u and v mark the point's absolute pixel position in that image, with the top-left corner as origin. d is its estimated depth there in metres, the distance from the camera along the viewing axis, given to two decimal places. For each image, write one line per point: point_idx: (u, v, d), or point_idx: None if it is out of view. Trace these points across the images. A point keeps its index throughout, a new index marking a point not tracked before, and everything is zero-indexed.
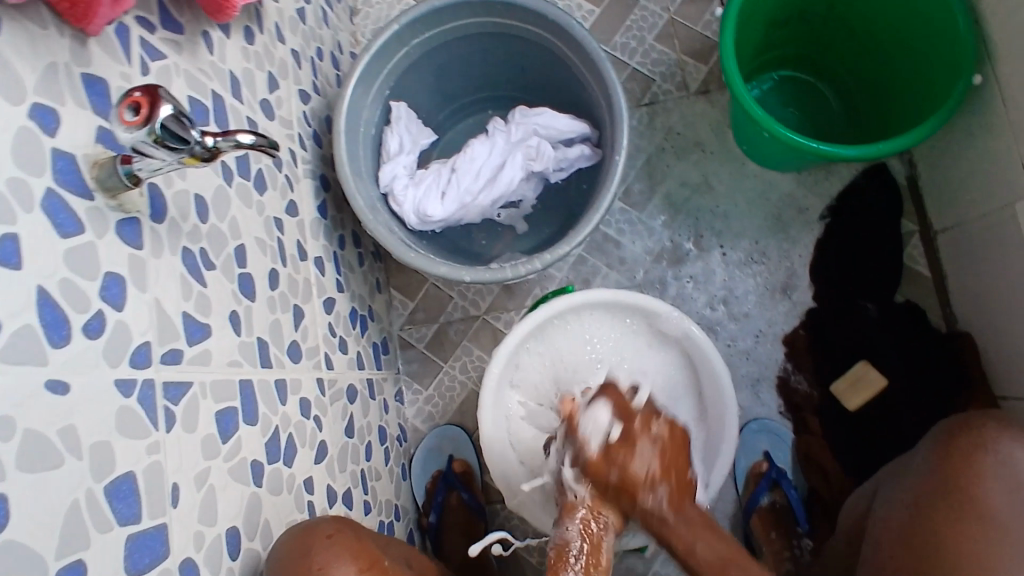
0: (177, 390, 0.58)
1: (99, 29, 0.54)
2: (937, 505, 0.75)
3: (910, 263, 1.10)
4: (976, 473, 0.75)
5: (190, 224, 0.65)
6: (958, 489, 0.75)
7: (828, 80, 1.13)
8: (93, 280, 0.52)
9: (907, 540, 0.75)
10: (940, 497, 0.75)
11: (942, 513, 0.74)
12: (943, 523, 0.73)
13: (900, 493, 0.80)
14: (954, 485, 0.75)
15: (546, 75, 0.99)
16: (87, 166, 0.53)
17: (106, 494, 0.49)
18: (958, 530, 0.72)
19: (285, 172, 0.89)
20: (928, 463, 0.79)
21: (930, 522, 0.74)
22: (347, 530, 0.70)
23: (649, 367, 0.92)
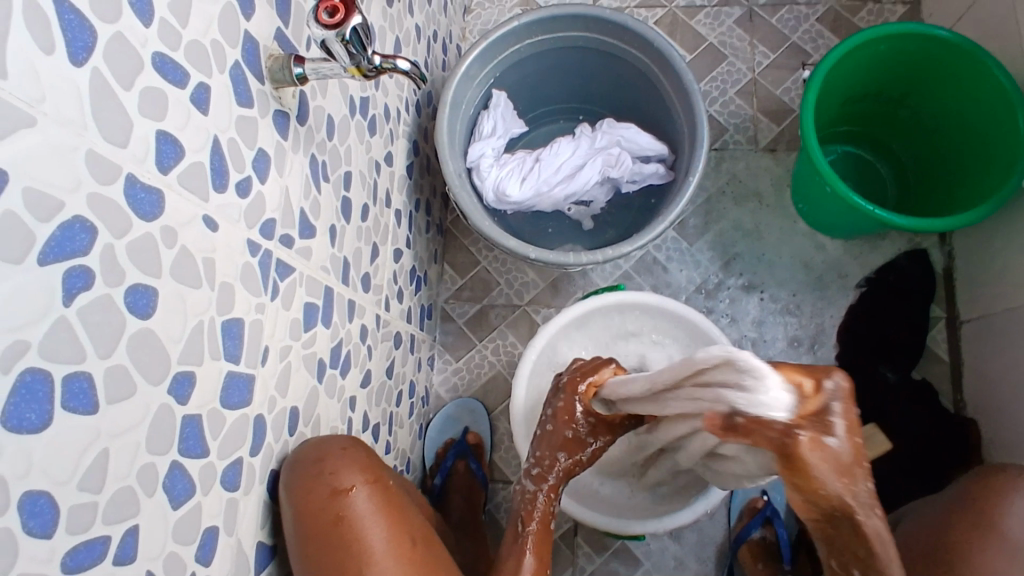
0: (284, 269, 0.65)
1: None
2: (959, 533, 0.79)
3: (932, 344, 1.16)
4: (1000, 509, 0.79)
5: (320, 136, 0.73)
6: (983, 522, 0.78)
7: (888, 161, 1.21)
8: (250, 150, 0.59)
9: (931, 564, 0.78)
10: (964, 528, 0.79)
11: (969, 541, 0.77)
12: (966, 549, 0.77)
13: (923, 525, 0.83)
14: (979, 520, 0.79)
15: (638, 96, 1.08)
16: (265, 56, 0.61)
17: (222, 330, 0.55)
18: (983, 557, 0.76)
19: (391, 126, 0.97)
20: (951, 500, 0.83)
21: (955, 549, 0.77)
22: (359, 447, 0.73)
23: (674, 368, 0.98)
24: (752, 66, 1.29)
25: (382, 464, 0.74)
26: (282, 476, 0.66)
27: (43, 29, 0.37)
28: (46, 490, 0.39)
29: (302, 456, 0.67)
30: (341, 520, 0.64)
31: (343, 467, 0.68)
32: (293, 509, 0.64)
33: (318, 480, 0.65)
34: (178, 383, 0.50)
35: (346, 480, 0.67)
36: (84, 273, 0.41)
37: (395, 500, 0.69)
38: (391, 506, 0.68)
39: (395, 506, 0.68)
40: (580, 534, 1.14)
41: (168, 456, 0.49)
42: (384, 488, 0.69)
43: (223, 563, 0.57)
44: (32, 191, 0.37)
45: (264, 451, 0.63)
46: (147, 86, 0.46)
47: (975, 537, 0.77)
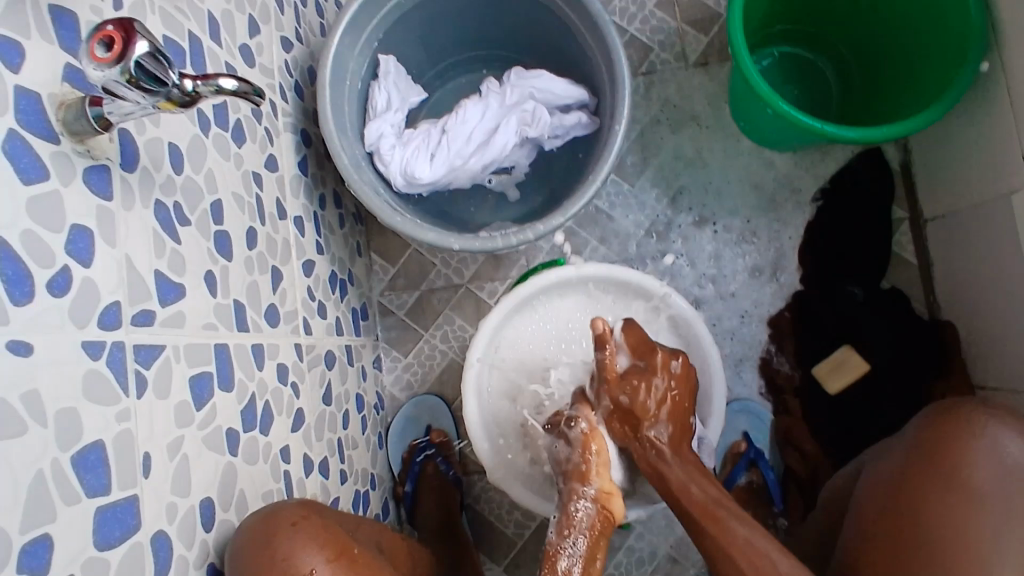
0: (149, 353, 0.54)
1: None
2: (920, 491, 0.71)
3: (897, 249, 1.10)
4: (964, 459, 0.71)
5: (164, 174, 0.60)
6: (945, 474, 0.71)
7: (828, 58, 1.10)
8: (58, 233, 0.47)
9: (893, 527, 0.71)
10: (926, 483, 0.71)
11: (929, 498, 0.70)
12: (930, 508, 0.70)
13: (883, 473, 0.76)
14: (941, 472, 0.71)
15: (544, 35, 0.95)
16: (52, 106, 0.47)
17: (73, 465, 0.45)
18: (951, 518, 0.68)
19: (266, 125, 0.83)
20: (912, 445, 0.76)
21: (920, 507, 0.70)
22: (314, 515, 0.65)
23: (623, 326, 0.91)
24: None
25: (342, 528, 0.67)
26: (228, 565, 0.59)
27: None
28: None
29: (246, 540, 0.60)
30: None
31: (297, 548, 0.60)
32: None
33: (271, 571, 0.58)
34: (30, 553, 0.41)
35: (305, 562, 0.59)
36: None
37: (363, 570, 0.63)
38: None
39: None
40: None
41: None
42: (350, 562, 0.62)
43: None
44: None
45: (173, 567, 0.55)
46: None
47: (944, 497, 0.70)
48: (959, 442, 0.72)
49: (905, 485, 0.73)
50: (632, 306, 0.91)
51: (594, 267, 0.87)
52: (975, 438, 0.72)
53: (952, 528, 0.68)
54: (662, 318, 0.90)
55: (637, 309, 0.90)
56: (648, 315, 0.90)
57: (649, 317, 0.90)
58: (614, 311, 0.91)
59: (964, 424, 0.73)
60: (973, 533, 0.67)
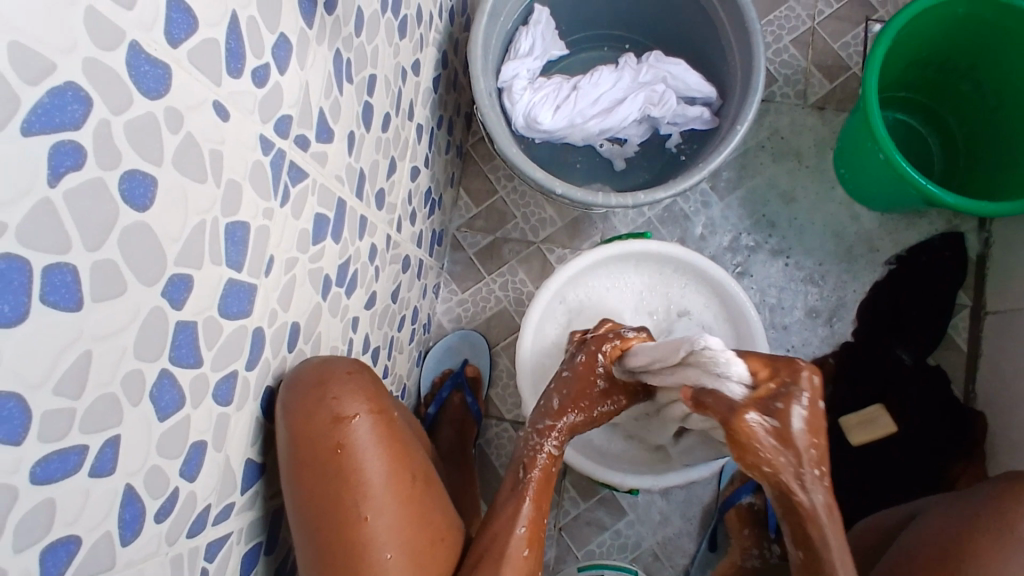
0: (298, 174, 0.60)
1: None
2: (978, 530, 0.75)
3: (952, 332, 1.13)
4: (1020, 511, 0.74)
5: (348, 30, 0.66)
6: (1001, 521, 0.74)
7: (939, 136, 1.14)
8: (271, 34, 0.52)
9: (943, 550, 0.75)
10: (983, 524, 0.75)
11: (984, 536, 0.74)
12: (982, 544, 0.73)
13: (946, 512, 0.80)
14: (1002, 518, 0.74)
15: (690, 31, 1.00)
16: None
17: (225, 232, 0.50)
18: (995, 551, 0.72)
19: (422, 31, 0.89)
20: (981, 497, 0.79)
21: (972, 541, 0.74)
22: (364, 371, 0.69)
23: (689, 314, 0.95)
24: (812, 14, 1.19)
25: (386, 391, 0.70)
26: (283, 389, 0.62)
27: None
28: (17, 394, 0.34)
29: (303, 372, 0.63)
30: (342, 449, 0.61)
31: (346, 393, 0.64)
32: (288, 432, 0.60)
33: (319, 402, 0.61)
34: (174, 286, 0.45)
35: (350, 408, 0.63)
36: (74, 150, 0.35)
37: (397, 434, 0.66)
38: (394, 438, 0.65)
39: (396, 441, 0.65)
40: (568, 479, 1.13)
41: (157, 365, 0.45)
42: (387, 421, 0.65)
43: (210, 480, 0.54)
44: (19, 48, 0.31)
45: (260, 366, 0.59)
46: None
47: (992, 533, 0.74)
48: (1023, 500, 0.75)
49: (967, 520, 0.76)
50: (702, 298, 0.94)
51: (675, 250, 0.92)
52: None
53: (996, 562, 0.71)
54: (727, 317, 0.94)
55: (706, 302, 0.94)
56: (715, 310, 0.94)
57: (716, 313, 0.94)
58: (685, 298, 0.95)
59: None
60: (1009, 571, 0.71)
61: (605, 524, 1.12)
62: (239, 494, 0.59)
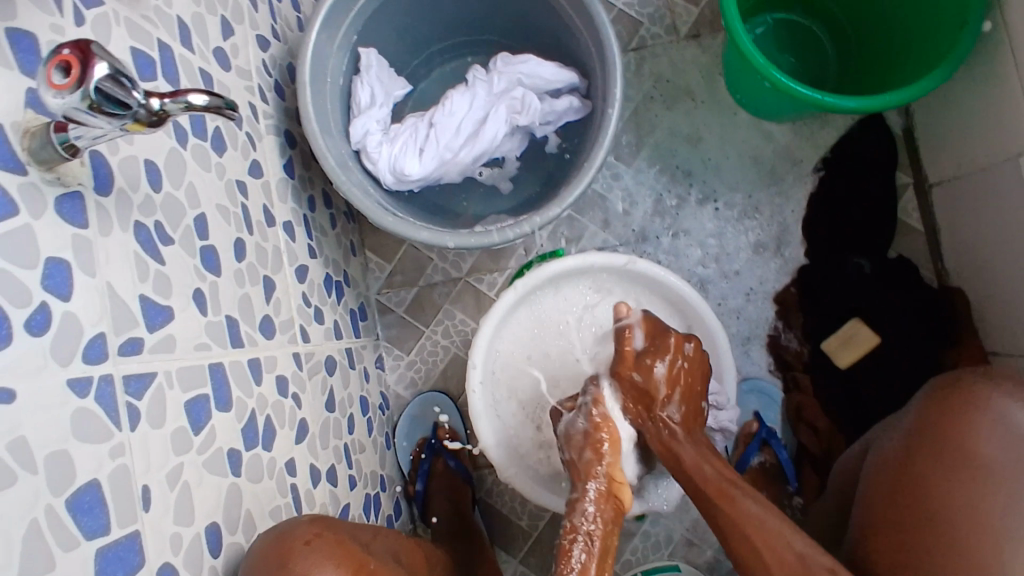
0: (139, 382, 0.53)
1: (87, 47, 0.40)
2: (923, 469, 0.70)
3: (903, 216, 1.07)
4: (967, 434, 0.69)
5: (142, 194, 0.58)
6: (949, 451, 0.69)
7: (822, 23, 1.06)
8: (34, 269, 0.45)
9: (896, 504, 0.70)
10: (930, 460, 0.70)
11: (934, 472, 0.69)
12: (937, 488, 0.68)
13: (890, 450, 0.75)
14: (946, 445, 0.69)
15: (530, 18, 0.91)
16: (17, 135, 0.45)
17: (67, 508, 0.44)
18: (951, 488, 0.67)
19: (247, 130, 0.81)
20: (915, 422, 0.73)
21: (923, 484, 0.69)
22: (327, 533, 0.64)
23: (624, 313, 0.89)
24: None
25: (355, 543, 0.65)
26: None
27: None
28: None
29: (263, 563, 0.58)
30: None
31: (315, 566, 0.59)
32: None
33: None
34: None
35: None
36: None
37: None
38: None
39: None
40: None
41: None
42: None
43: None
44: None
45: None
46: None
47: (943, 468, 0.69)
48: (964, 419, 0.69)
49: (907, 455, 0.72)
50: (632, 291, 0.89)
51: (586, 260, 0.84)
52: (980, 413, 0.69)
53: (961, 502, 0.66)
54: (663, 300, 0.88)
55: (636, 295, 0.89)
56: (648, 299, 0.89)
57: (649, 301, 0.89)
58: (615, 298, 0.89)
59: (964, 395, 0.71)
60: (979, 507, 0.65)
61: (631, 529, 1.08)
62: None
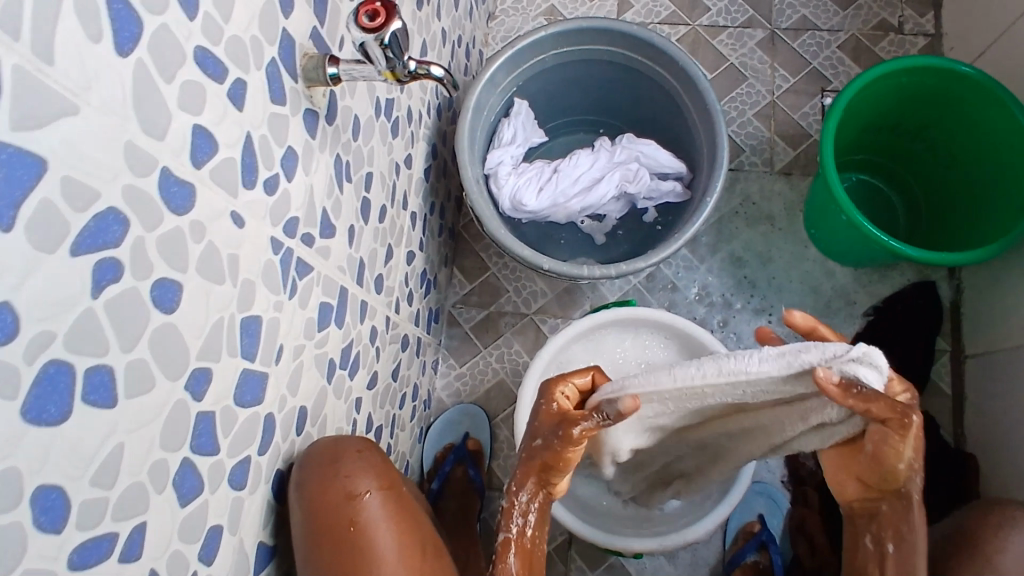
0: (304, 268, 0.65)
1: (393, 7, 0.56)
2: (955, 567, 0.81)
3: (936, 378, 1.16)
4: (995, 545, 0.81)
5: (346, 135, 0.73)
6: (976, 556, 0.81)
7: (900, 193, 1.21)
8: (280, 148, 0.59)
9: None
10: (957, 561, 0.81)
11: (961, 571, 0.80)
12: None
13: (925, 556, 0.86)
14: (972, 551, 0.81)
15: (659, 113, 1.08)
16: (301, 55, 0.60)
17: (241, 327, 0.55)
18: None
19: (412, 128, 0.97)
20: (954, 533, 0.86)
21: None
22: (373, 450, 0.72)
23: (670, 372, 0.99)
24: (771, 90, 1.29)
25: (393, 470, 0.73)
26: (302, 476, 0.65)
27: (90, 17, 0.37)
28: (59, 484, 0.38)
29: (317, 457, 0.67)
30: (355, 525, 0.63)
31: (356, 472, 0.67)
32: (305, 515, 0.63)
33: (334, 484, 0.64)
34: (196, 379, 0.50)
35: (361, 485, 0.66)
36: (114, 266, 0.40)
37: (407, 508, 0.68)
38: (404, 515, 0.67)
39: (406, 514, 0.67)
40: (574, 548, 1.14)
41: (179, 454, 0.49)
42: (398, 496, 0.68)
43: (226, 560, 0.56)
44: (71, 182, 0.37)
45: (271, 450, 0.63)
46: (186, 80, 0.46)
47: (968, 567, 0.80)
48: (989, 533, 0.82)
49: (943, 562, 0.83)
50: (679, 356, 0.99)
51: (652, 314, 0.97)
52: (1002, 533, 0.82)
53: None
54: None
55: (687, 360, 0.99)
56: None
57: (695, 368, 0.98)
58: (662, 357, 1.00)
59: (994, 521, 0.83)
60: None
61: None
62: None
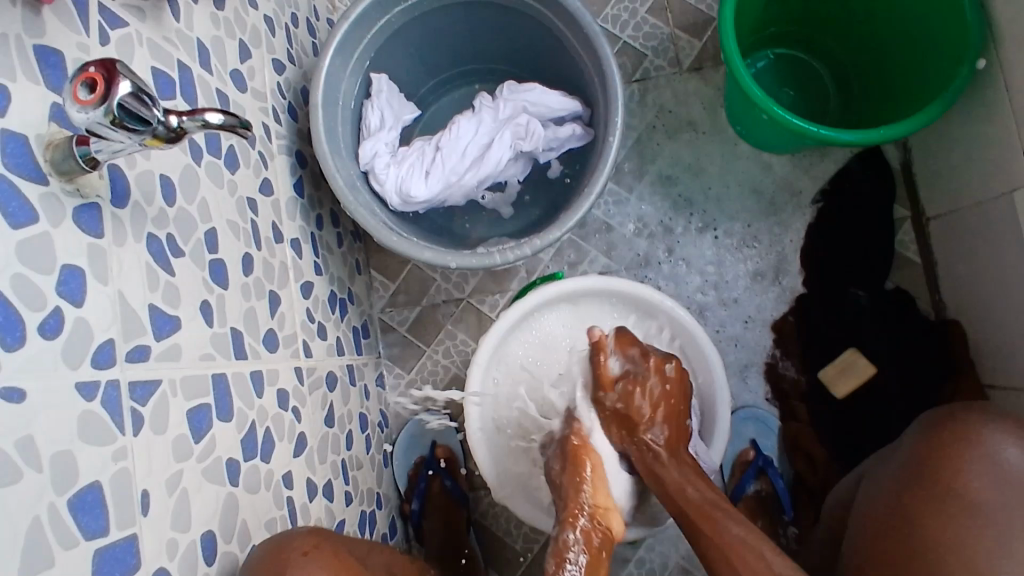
0: (145, 389, 0.54)
1: (113, 67, 0.42)
2: (918, 503, 0.71)
3: (901, 249, 1.08)
4: (957, 468, 0.71)
5: (156, 207, 0.60)
6: (940, 483, 0.71)
7: (822, 59, 1.09)
8: (50, 274, 0.47)
9: (888, 536, 0.71)
10: (920, 494, 0.72)
11: (925, 507, 0.71)
12: (928, 516, 0.70)
13: (881, 487, 0.76)
14: (937, 480, 0.71)
15: (536, 48, 0.94)
16: (41, 148, 0.47)
17: (69, 508, 0.45)
18: (942, 519, 0.69)
19: (259, 149, 0.83)
20: (911, 454, 0.76)
21: (916, 521, 0.70)
22: (324, 544, 0.65)
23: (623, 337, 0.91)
24: None
25: (352, 557, 0.66)
26: None
27: None
28: None
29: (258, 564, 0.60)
30: None
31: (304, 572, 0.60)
32: None
33: None
34: None
35: None
36: None
37: None
38: None
39: None
40: None
41: None
42: None
43: None
44: None
45: None
46: None
47: (932, 500, 0.71)
48: (954, 452, 0.72)
49: (902, 496, 0.73)
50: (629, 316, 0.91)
51: (592, 281, 0.87)
52: (974, 447, 0.72)
53: (948, 536, 0.68)
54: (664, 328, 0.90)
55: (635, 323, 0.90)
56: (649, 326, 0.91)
57: (645, 327, 0.90)
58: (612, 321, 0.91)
59: (961, 433, 0.73)
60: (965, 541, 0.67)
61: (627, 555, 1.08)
62: None
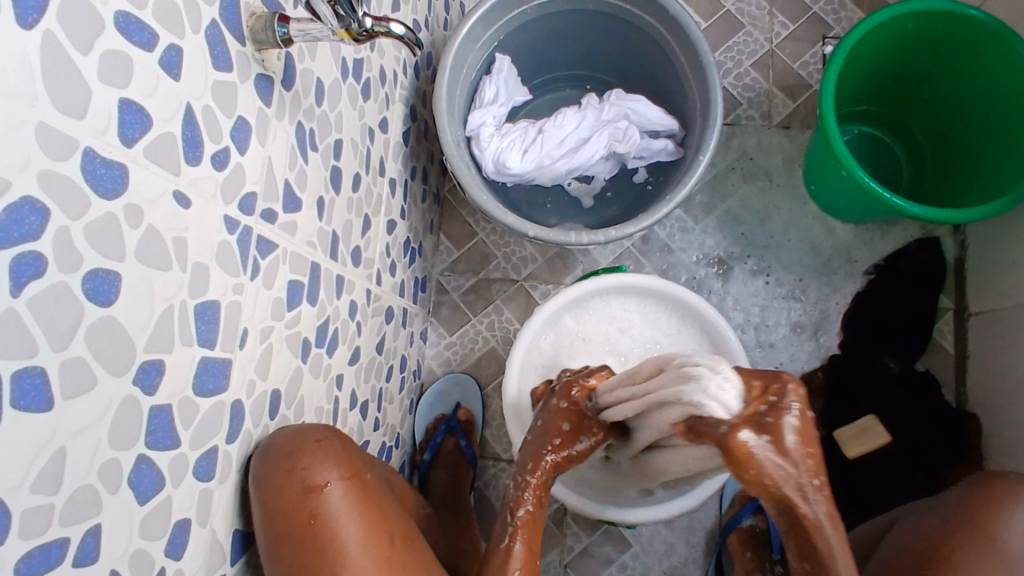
0: (266, 247, 0.62)
1: None
2: (955, 539, 0.76)
3: (938, 336, 1.13)
4: (997, 516, 0.76)
5: (309, 102, 0.68)
6: (977, 526, 0.76)
7: (903, 145, 1.16)
8: (228, 119, 0.54)
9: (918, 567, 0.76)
10: (960, 534, 0.76)
11: (960, 545, 0.76)
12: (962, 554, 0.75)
13: (918, 524, 0.81)
14: (973, 524, 0.76)
15: (649, 66, 1.03)
16: (246, 15, 0.55)
17: (194, 313, 0.52)
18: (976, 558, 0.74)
19: (387, 90, 0.92)
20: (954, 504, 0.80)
21: (948, 559, 0.75)
22: (337, 437, 0.67)
23: (665, 342, 0.97)
24: (770, 37, 1.22)
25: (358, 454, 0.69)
26: (258, 469, 0.61)
27: None
28: None
29: (277, 441, 0.63)
30: (316, 518, 0.60)
31: (317, 461, 0.63)
32: (264, 506, 0.60)
33: (291, 480, 0.60)
34: (145, 372, 0.47)
35: (321, 475, 0.62)
36: (37, 260, 0.37)
37: (374, 495, 0.65)
38: (367, 503, 0.64)
39: (373, 504, 0.65)
40: (569, 514, 1.13)
41: (134, 451, 0.46)
42: (361, 485, 0.64)
43: (195, 556, 0.55)
44: None
45: (242, 438, 0.61)
46: (109, 50, 0.41)
47: (966, 541, 0.76)
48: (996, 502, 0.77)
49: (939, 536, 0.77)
50: (674, 325, 0.97)
51: (651, 281, 0.94)
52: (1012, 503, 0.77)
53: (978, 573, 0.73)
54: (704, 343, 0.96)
55: (683, 331, 0.97)
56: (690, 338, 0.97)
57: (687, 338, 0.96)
58: (658, 326, 0.97)
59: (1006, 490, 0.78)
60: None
61: (611, 556, 1.12)
62: (229, 565, 0.61)
